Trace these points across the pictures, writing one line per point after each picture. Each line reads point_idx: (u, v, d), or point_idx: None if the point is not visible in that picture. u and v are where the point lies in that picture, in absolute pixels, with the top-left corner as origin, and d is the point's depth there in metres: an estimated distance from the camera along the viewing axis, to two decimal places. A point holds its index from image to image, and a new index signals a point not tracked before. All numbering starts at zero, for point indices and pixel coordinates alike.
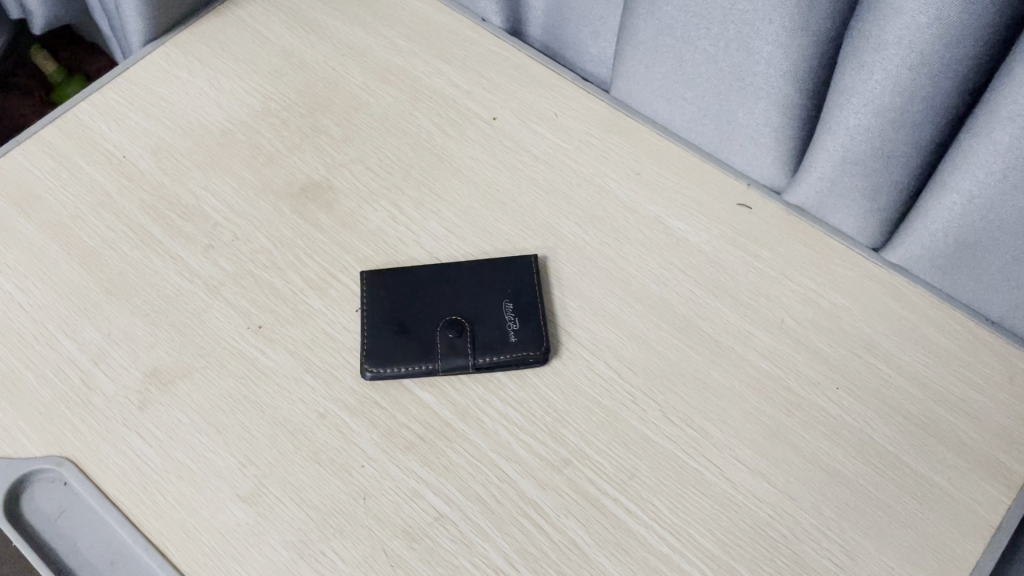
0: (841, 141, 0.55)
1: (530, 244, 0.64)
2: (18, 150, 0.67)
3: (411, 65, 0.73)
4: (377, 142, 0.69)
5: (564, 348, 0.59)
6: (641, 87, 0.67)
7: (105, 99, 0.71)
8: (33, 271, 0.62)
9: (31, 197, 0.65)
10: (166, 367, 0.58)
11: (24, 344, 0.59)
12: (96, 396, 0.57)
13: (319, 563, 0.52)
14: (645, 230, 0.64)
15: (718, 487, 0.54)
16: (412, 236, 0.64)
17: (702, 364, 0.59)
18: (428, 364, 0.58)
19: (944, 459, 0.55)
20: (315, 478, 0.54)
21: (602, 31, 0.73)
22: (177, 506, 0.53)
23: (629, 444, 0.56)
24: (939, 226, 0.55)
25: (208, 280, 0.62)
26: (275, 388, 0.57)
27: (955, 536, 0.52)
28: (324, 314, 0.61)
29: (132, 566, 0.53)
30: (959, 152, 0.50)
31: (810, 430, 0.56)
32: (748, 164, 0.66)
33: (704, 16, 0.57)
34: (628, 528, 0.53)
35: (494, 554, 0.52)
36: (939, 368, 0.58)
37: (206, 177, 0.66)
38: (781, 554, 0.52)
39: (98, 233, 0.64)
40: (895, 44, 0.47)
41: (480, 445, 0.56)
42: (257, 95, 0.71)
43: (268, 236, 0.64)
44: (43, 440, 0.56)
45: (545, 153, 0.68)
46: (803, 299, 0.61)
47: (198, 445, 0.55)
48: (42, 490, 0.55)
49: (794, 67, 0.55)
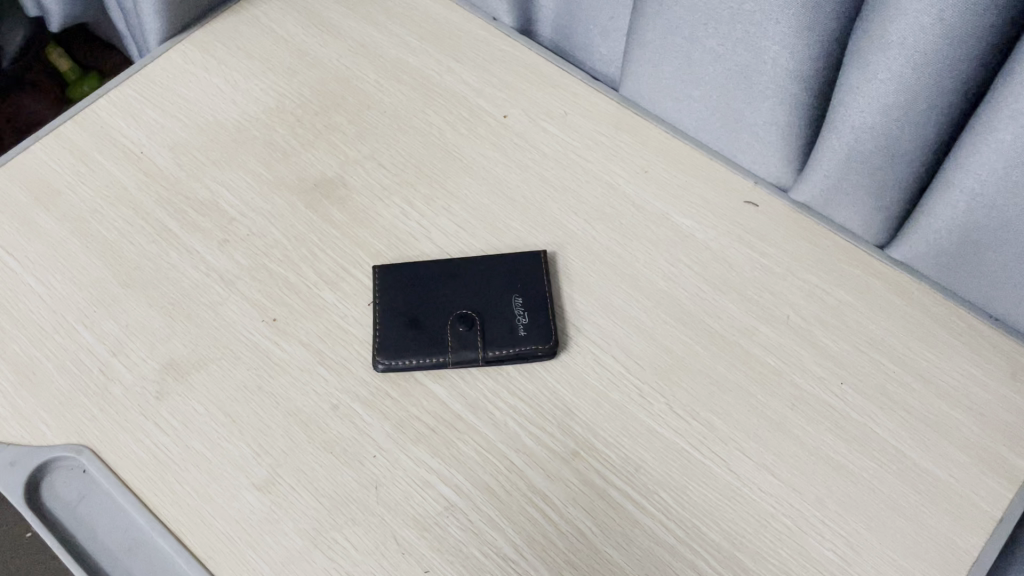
0: (846, 139, 0.56)
1: (539, 240, 0.65)
2: (39, 146, 0.69)
3: (423, 64, 0.74)
4: (389, 140, 0.70)
5: (572, 342, 0.60)
6: (650, 86, 0.68)
7: (123, 96, 0.72)
8: (53, 264, 0.63)
9: (51, 192, 0.67)
10: (182, 358, 0.59)
11: (44, 335, 0.60)
12: (114, 385, 0.58)
13: (332, 550, 0.53)
14: (653, 226, 0.65)
15: (723, 479, 0.55)
16: (423, 231, 0.65)
17: (708, 359, 0.60)
18: (438, 356, 0.59)
19: (947, 453, 0.56)
20: (327, 468, 0.55)
21: (611, 31, 0.74)
22: (193, 494, 0.55)
23: (636, 436, 0.57)
24: (943, 224, 0.56)
25: (223, 273, 0.63)
26: (289, 379, 0.59)
27: (956, 529, 0.53)
28: (337, 307, 0.62)
29: (149, 552, 0.54)
30: (963, 150, 0.51)
31: (814, 424, 0.57)
32: (755, 162, 0.67)
33: (713, 17, 0.58)
34: (634, 519, 0.54)
35: (502, 542, 0.53)
36: (942, 364, 0.59)
37: (222, 173, 0.68)
38: (786, 545, 0.53)
39: (117, 227, 0.65)
40: (899, 44, 0.48)
41: (489, 437, 0.57)
42: (272, 94, 0.72)
43: (282, 231, 0.65)
44: (62, 428, 0.57)
45: (555, 150, 0.69)
46: (809, 296, 0.62)
47: (214, 434, 0.57)
48: (63, 477, 0.56)
49: (800, 67, 0.56)
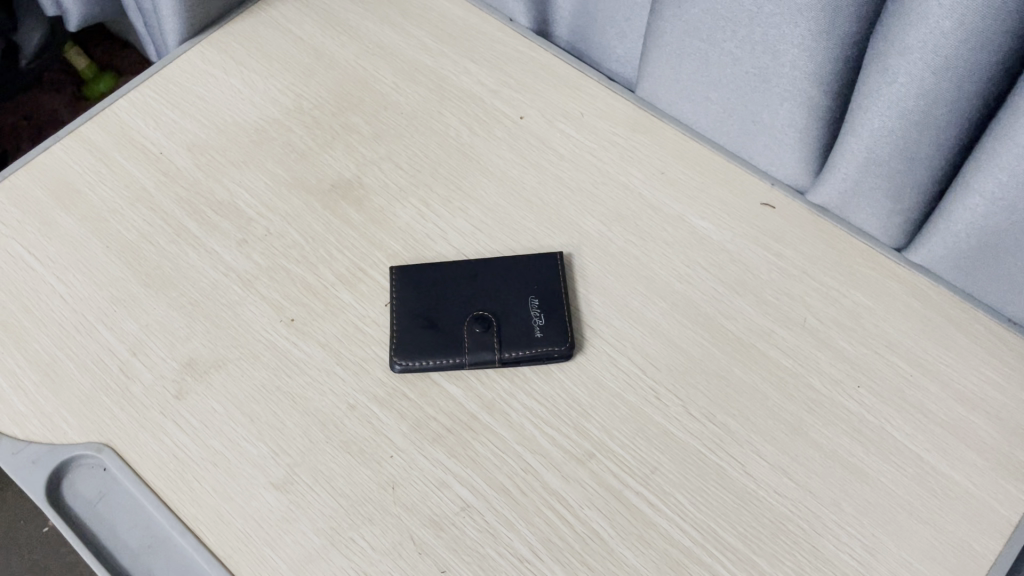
0: (864, 142, 0.56)
1: (555, 242, 0.65)
2: (59, 146, 0.69)
3: (439, 64, 0.74)
4: (406, 141, 0.70)
5: (587, 344, 0.60)
6: (666, 88, 0.68)
7: (142, 97, 0.72)
8: (74, 263, 0.64)
9: (72, 192, 0.67)
10: (201, 357, 0.60)
11: (66, 334, 0.61)
12: (135, 384, 0.59)
13: (349, 549, 0.53)
14: (669, 228, 0.65)
15: (738, 482, 0.55)
16: (439, 233, 0.65)
17: (725, 362, 0.60)
18: (455, 357, 0.59)
19: (964, 457, 0.55)
20: (344, 468, 0.56)
21: (628, 32, 0.74)
22: (212, 493, 0.55)
23: (652, 439, 0.57)
24: (963, 227, 0.56)
25: (242, 273, 0.63)
26: (307, 379, 0.59)
27: (974, 533, 0.53)
28: (354, 308, 0.62)
29: (168, 550, 0.54)
30: (983, 153, 0.51)
31: (831, 427, 0.57)
32: (772, 164, 0.66)
33: (731, 19, 0.58)
34: (650, 521, 0.54)
35: (519, 543, 0.53)
36: (961, 367, 0.59)
37: (240, 174, 0.68)
38: (802, 549, 0.53)
39: (136, 227, 0.66)
40: (919, 48, 0.48)
41: (505, 438, 0.57)
42: (290, 94, 0.73)
43: (300, 232, 0.65)
44: (83, 427, 0.57)
45: (571, 152, 0.69)
46: (825, 298, 0.62)
47: (233, 433, 0.57)
48: (83, 476, 0.57)
49: (819, 70, 0.56)
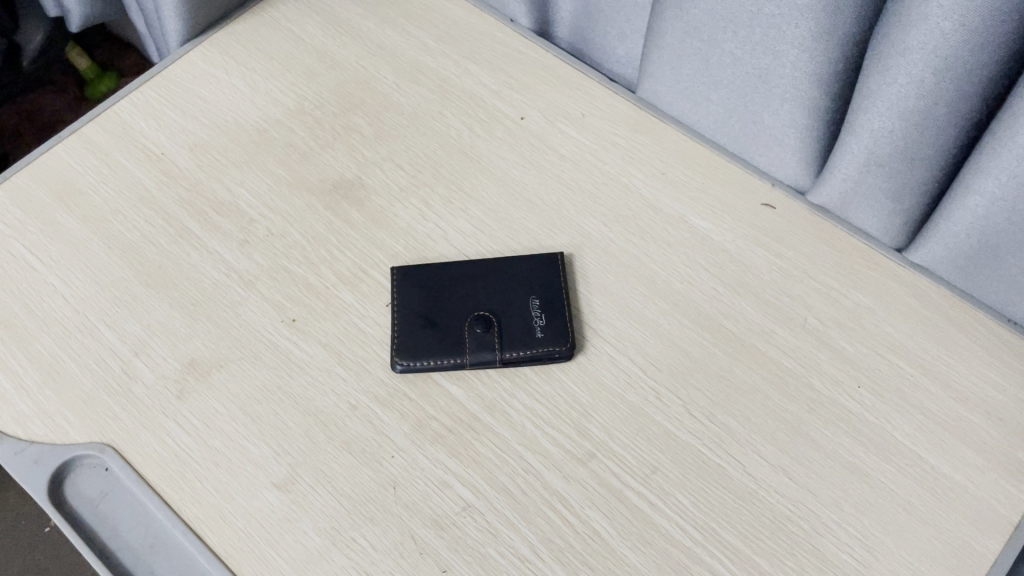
0: (864, 143, 0.56)
1: (556, 242, 0.65)
2: (61, 147, 0.70)
3: (440, 65, 0.74)
4: (407, 141, 0.70)
5: (587, 344, 0.61)
6: (667, 88, 0.68)
7: (144, 98, 0.73)
8: (76, 263, 0.64)
9: (74, 192, 0.67)
10: (203, 358, 0.60)
11: (68, 334, 0.61)
12: (137, 385, 0.59)
13: (351, 549, 0.53)
14: (670, 229, 0.65)
15: (739, 482, 0.55)
16: (440, 233, 0.66)
17: (725, 362, 0.60)
18: (456, 357, 0.59)
19: (965, 457, 0.56)
20: (346, 468, 0.56)
21: (628, 32, 0.74)
22: (214, 493, 0.55)
23: (652, 439, 0.57)
24: (963, 227, 0.56)
25: (243, 273, 0.64)
26: (308, 379, 0.59)
27: (974, 533, 0.53)
28: (355, 308, 0.62)
29: (170, 549, 0.55)
30: (983, 153, 0.51)
31: (832, 427, 0.57)
32: (773, 165, 0.67)
33: (731, 20, 0.58)
34: (651, 520, 0.54)
35: (519, 543, 0.53)
36: (961, 368, 0.59)
37: (242, 174, 0.68)
38: (803, 549, 0.53)
39: (138, 228, 0.66)
40: (919, 49, 0.48)
41: (506, 438, 0.57)
42: (291, 95, 0.73)
43: (301, 232, 0.66)
44: (85, 427, 0.58)
45: (572, 152, 0.69)
46: (826, 299, 0.62)
47: (234, 433, 0.57)
48: (85, 476, 0.57)
49: (820, 70, 0.56)
